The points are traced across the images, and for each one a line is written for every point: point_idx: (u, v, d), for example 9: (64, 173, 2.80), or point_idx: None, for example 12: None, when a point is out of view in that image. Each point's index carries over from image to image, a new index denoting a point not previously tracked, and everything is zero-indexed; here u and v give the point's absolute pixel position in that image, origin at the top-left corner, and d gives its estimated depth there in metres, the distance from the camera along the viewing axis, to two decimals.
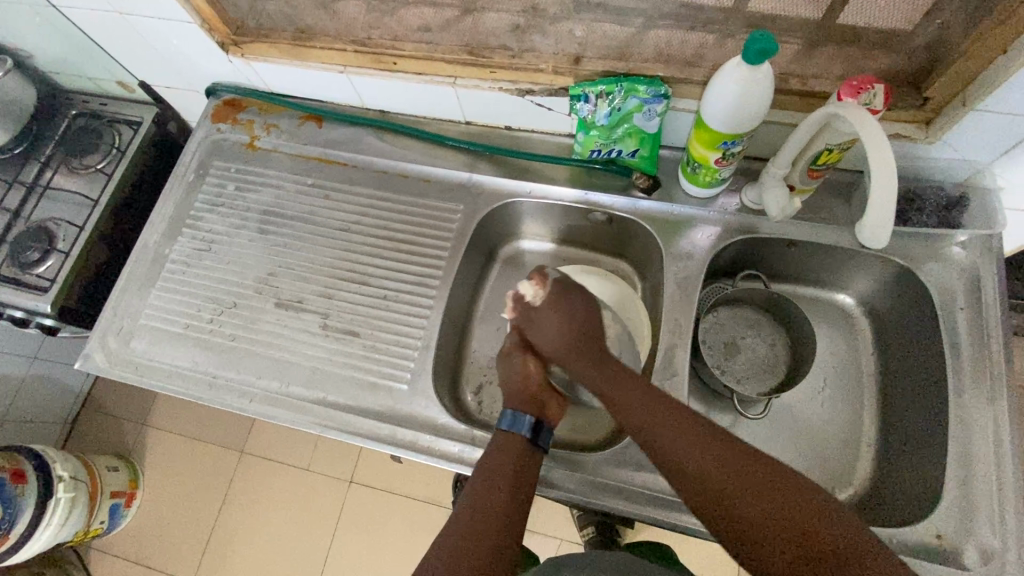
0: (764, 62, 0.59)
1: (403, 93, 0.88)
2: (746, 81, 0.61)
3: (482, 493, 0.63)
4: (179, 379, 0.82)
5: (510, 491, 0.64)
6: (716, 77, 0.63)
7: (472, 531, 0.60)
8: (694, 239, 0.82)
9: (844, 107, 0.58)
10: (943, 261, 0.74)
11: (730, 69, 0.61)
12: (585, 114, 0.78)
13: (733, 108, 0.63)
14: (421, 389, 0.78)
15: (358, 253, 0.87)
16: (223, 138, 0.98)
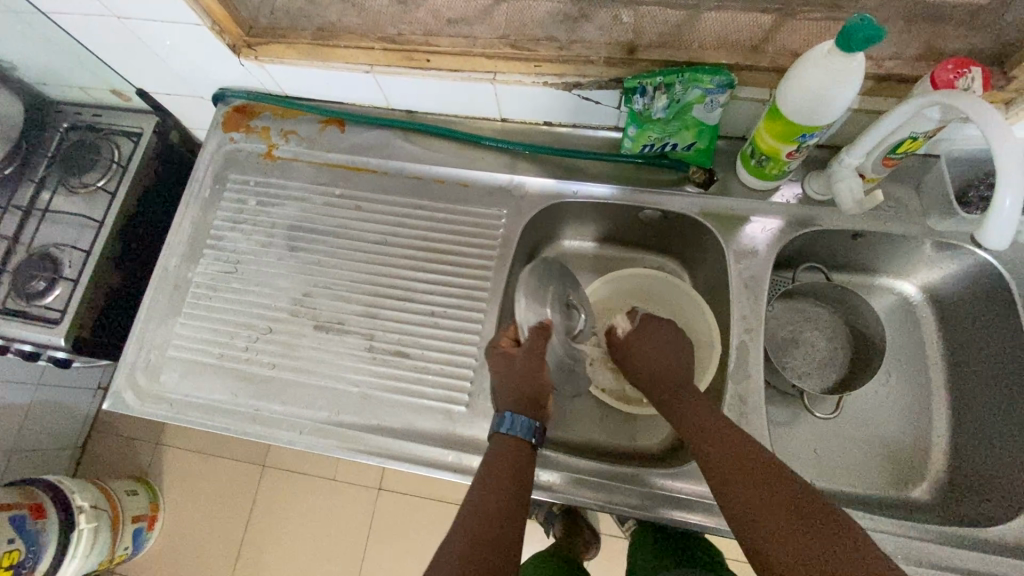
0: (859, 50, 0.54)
1: (435, 92, 0.82)
2: (835, 71, 0.56)
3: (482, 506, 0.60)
4: (219, 414, 0.77)
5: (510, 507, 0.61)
6: (801, 66, 0.58)
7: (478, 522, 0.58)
8: (756, 235, 0.78)
9: (935, 95, 0.54)
10: (1019, 248, 0.72)
11: (818, 57, 0.56)
12: (640, 107, 0.73)
13: (818, 99, 0.59)
14: (482, 410, 0.74)
15: (398, 267, 0.81)
16: (237, 148, 0.91)
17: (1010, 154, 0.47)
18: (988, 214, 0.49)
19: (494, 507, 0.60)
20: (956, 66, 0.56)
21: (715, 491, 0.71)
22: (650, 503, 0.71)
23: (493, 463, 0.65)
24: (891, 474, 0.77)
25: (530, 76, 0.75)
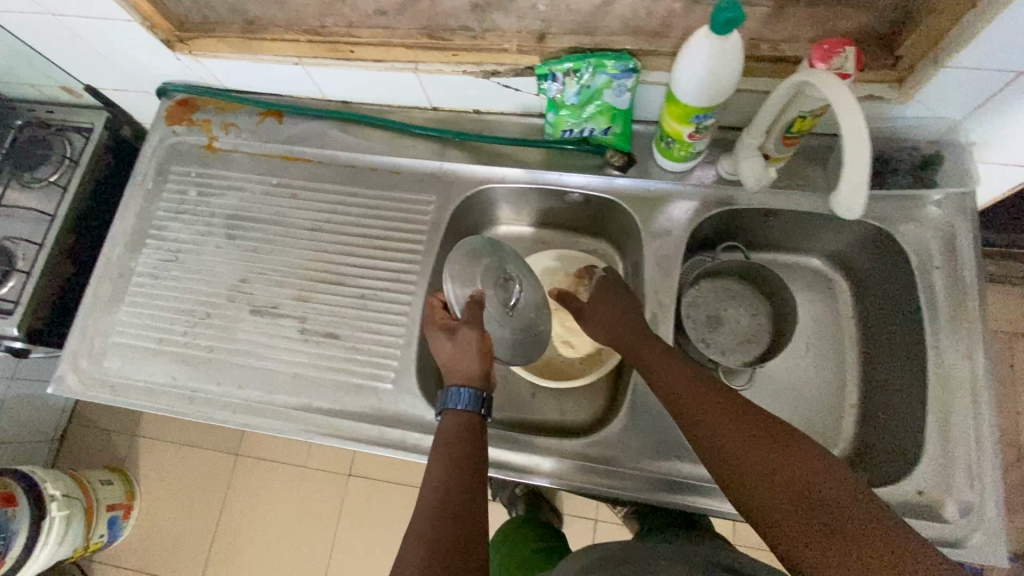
0: (728, 34, 0.57)
1: (364, 82, 0.84)
2: (712, 55, 0.60)
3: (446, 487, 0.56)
4: (160, 396, 0.80)
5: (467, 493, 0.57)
6: (683, 52, 0.62)
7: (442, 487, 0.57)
8: (672, 215, 0.81)
9: (811, 72, 0.56)
10: (919, 222, 0.75)
11: (695, 44, 0.60)
12: (554, 93, 0.75)
13: (703, 83, 0.62)
14: (408, 388, 0.77)
15: (330, 252, 0.84)
16: (180, 141, 0.93)
17: (852, 122, 0.51)
18: (845, 178, 0.54)
19: (455, 491, 0.56)
20: (831, 46, 0.59)
21: (627, 461, 0.74)
22: (565, 472, 0.74)
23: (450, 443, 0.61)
24: None
25: (449, 65, 0.77)
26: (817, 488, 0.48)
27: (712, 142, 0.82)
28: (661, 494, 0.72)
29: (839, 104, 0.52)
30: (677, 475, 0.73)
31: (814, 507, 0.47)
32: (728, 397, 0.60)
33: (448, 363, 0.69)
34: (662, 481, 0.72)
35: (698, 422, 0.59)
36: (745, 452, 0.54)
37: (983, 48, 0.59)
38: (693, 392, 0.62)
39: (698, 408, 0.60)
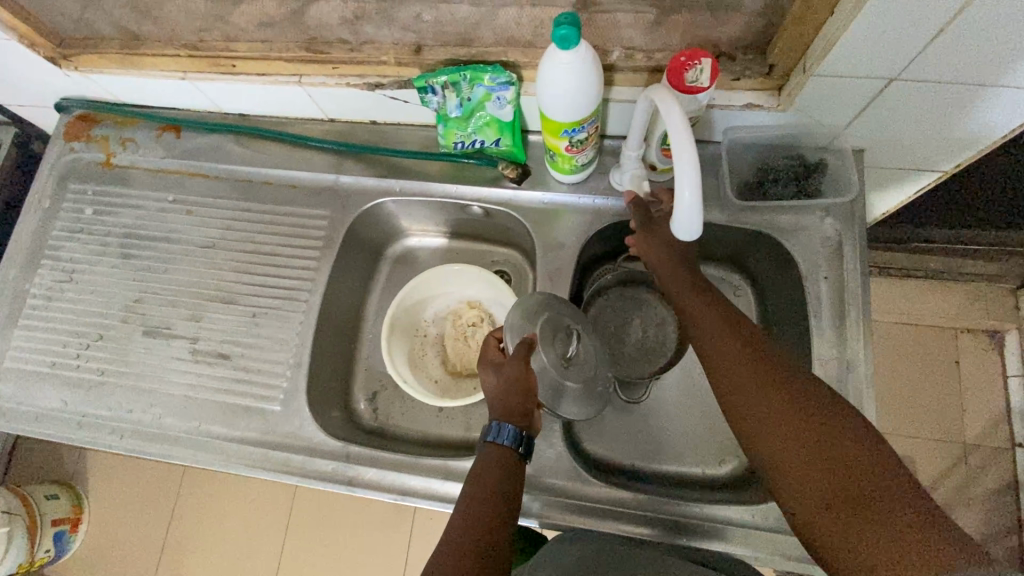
0: (574, 45, 0.54)
1: (255, 95, 0.83)
2: (565, 69, 0.57)
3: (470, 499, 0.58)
4: (50, 422, 0.79)
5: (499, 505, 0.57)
6: (539, 67, 0.58)
7: (465, 525, 0.56)
8: (565, 227, 0.80)
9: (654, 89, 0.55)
10: (807, 229, 0.73)
11: (548, 58, 0.57)
12: (436, 106, 0.74)
13: (565, 97, 0.59)
14: (297, 409, 0.76)
15: (224, 271, 0.84)
16: (78, 158, 0.92)
17: (681, 147, 0.50)
18: (676, 205, 0.52)
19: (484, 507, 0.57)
20: (688, 57, 0.57)
21: None
22: None
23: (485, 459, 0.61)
24: (703, 454, 0.80)
25: (332, 78, 0.76)
26: (837, 464, 0.52)
27: (606, 151, 0.80)
28: (546, 514, 0.71)
29: (676, 137, 0.50)
30: (565, 496, 0.71)
31: (842, 472, 0.51)
32: (755, 369, 0.59)
33: (491, 395, 0.66)
34: (548, 500, 0.71)
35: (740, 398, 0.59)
36: (779, 434, 0.56)
37: (843, 58, 0.58)
38: (729, 362, 0.61)
39: (732, 381, 0.60)
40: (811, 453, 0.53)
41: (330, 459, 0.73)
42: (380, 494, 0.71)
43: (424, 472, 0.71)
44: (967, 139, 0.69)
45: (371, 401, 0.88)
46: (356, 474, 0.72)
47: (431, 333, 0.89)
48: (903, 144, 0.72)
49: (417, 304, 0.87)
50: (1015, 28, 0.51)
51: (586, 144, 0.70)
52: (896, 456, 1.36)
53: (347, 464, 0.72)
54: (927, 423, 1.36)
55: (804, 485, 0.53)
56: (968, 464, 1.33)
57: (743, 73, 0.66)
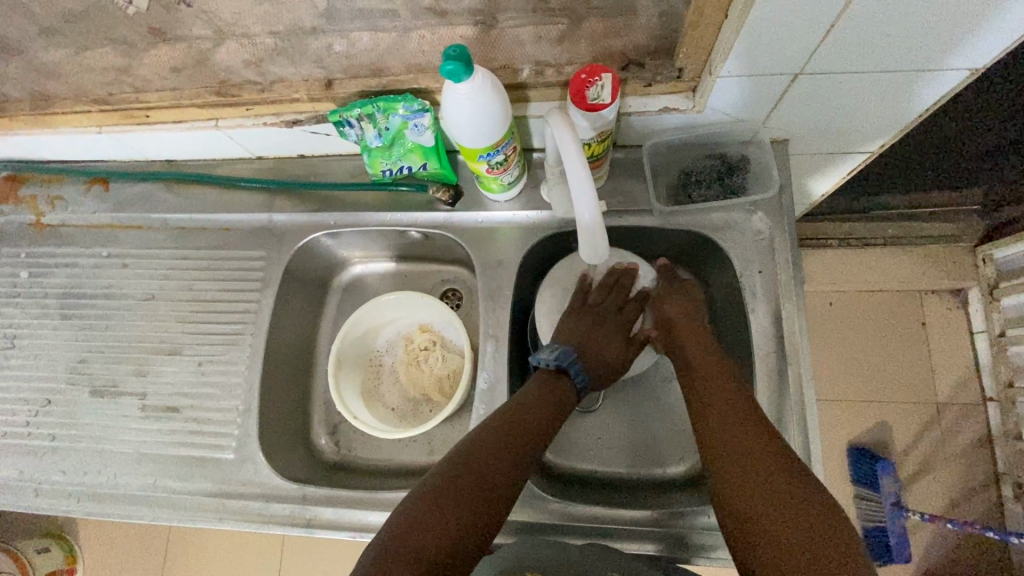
0: (468, 77, 0.54)
1: (177, 141, 0.81)
2: (467, 99, 0.56)
3: (470, 455, 0.60)
4: (5, 493, 0.79)
5: (504, 472, 0.60)
6: (443, 99, 0.58)
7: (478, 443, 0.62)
8: (501, 244, 0.79)
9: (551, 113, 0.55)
10: (737, 226, 0.74)
11: (448, 90, 0.56)
12: (355, 138, 0.73)
13: (472, 125, 0.59)
14: (250, 456, 0.76)
15: (166, 322, 0.83)
16: (9, 221, 0.90)
17: (574, 180, 0.52)
18: (581, 229, 0.56)
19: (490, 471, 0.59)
20: (588, 74, 0.57)
21: None
22: None
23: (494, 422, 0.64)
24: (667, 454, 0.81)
25: (248, 118, 0.75)
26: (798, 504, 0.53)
27: (536, 164, 0.80)
28: (508, 536, 0.71)
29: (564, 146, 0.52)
30: (524, 515, 0.72)
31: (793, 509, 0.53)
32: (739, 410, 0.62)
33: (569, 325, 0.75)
34: (508, 521, 0.72)
35: (718, 429, 0.62)
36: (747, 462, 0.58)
37: (743, 58, 0.58)
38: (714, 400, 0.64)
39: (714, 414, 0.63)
40: (764, 475, 0.56)
41: (287, 503, 0.73)
42: (339, 532, 0.72)
43: (380, 507, 0.71)
44: (885, 120, 0.69)
45: (332, 435, 0.86)
46: (313, 515, 0.72)
47: (384, 361, 0.89)
48: (824, 130, 0.72)
49: (366, 334, 0.87)
50: (903, 15, 0.50)
51: (507, 165, 0.69)
52: (871, 423, 1.36)
53: (304, 506, 0.73)
54: (898, 387, 1.36)
55: (750, 500, 0.55)
56: (941, 423, 1.33)
57: (654, 79, 0.65)
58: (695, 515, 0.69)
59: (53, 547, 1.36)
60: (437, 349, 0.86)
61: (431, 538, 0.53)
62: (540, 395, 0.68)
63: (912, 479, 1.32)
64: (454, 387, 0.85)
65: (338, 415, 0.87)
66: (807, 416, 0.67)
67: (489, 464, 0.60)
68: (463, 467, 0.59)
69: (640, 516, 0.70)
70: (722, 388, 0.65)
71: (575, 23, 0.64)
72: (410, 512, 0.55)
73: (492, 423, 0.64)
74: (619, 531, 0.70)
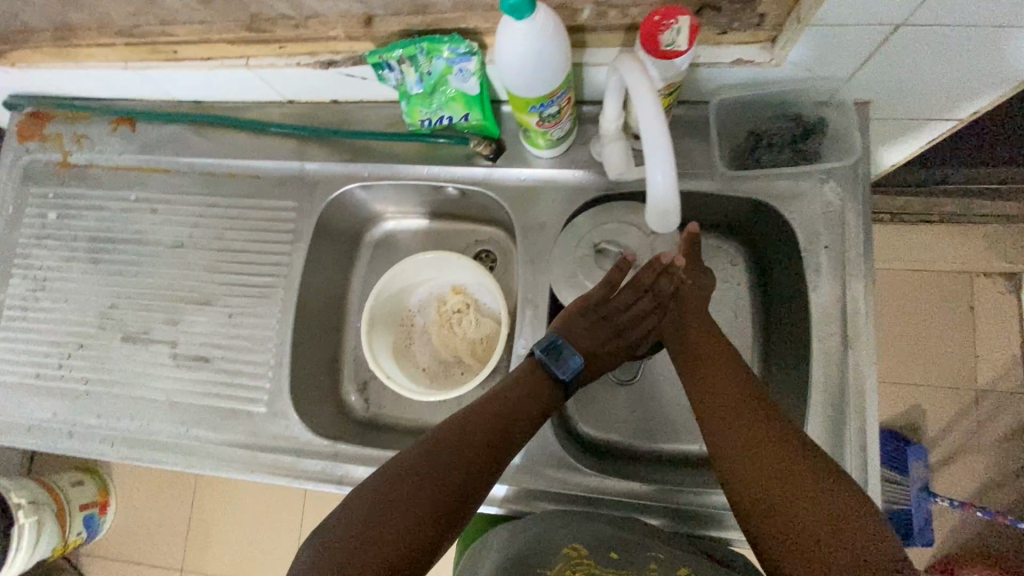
0: (526, 17, 0.49)
1: (205, 81, 0.77)
2: (524, 45, 0.51)
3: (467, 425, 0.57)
4: (41, 433, 0.80)
5: (489, 451, 0.57)
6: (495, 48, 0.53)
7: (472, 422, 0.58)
8: (544, 205, 0.75)
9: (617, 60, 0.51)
10: (805, 195, 0.67)
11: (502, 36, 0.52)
12: (395, 82, 0.68)
13: (528, 75, 0.54)
14: (282, 410, 0.75)
15: (196, 271, 0.81)
16: (35, 159, 0.88)
17: (653, 133, 0.46)
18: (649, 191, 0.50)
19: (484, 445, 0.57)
20: (662, 16, 0.51)
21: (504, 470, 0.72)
22: None
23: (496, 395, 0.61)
24: (700, 432, 0.78)
25: (281, 58, 0.70)
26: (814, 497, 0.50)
27: (585, 119, 0.74)
28: (540, 505, 0.70)
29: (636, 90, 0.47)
30: (556, 485, 0.70)
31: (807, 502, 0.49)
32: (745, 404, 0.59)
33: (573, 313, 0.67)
34: (541, 490, 0.70)
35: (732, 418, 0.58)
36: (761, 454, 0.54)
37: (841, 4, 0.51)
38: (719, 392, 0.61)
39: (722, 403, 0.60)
40: (783, 464, 0.52)
41: (317, 458, 0.73)
42: None
43: None
44: (986, 84, 0.61)
45: (361, 393, 0.85)
46: (344, 473, 0.72)
47: (415, 322, 0.86)
48: (913, 92, 0.64)
49: (398, 294, 0.85)
50: None
51: (559, 118, 0.64)
52: (906, 407, 1.31)
53: (335, 463, 0.72)
54: (938, 372, 1.31)
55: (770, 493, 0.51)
56: (979, 411, 1.29)
57: (730, 25, 0.58)
58: (705, 496, 0.68)
59: (87, 481, 1.40)
60: (471, 313, 0.83)
61: (420, 502, 0.50)
62: (529, 385, 0.63)
63: (942, 465, 1.28)
64: (487, 352, 0.83)
65: (367, 373, 0.86)
66: (866, 404, 0.63)
67: (476, 439, 0.57)
68: (452, 438, 0.56)
69: (648, 491, 0.69)
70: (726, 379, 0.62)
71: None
72: (399, 475, 0.52)
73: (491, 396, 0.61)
74: (617, 502, 0.69)
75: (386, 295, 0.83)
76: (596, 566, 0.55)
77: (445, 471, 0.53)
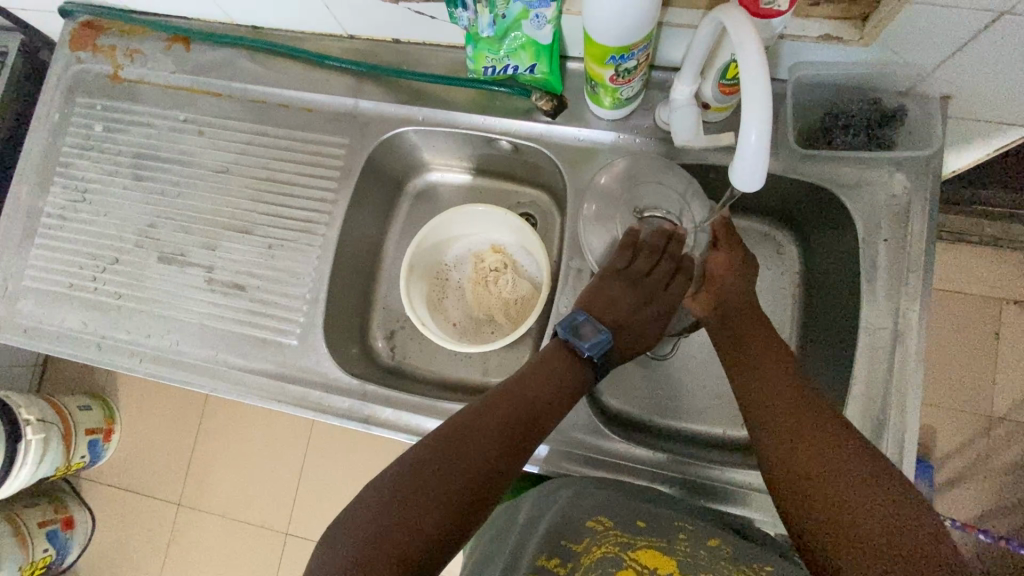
0: None
1: (267, 4, 0.75)
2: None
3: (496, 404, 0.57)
4: (69, 342, 0.80)
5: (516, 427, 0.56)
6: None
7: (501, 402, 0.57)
8: (598, 169, 0.74)
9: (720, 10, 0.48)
10: (872, 185, 0.66)
11: None
12: (466, 23, 0.66)
13: (616, 27, 0.54)
14: (313, 346, 0.75)
15: (239, 199, 0.80)
16: (85, 69, 0.86)
17: (750, 87, 0.43)
18: (739, 150, 0.46)
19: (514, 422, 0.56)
20: None
21: None
22: None
23: (525, 374, 0.61)
24: (726, 414, 0.78)
25: None
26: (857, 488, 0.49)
27: (652, 86, 0.72)
28: (563, 466, 0.70)
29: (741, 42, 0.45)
30: (581, 448, 0.70)
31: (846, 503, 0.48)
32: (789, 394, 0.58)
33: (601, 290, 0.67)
34: (565, 452, 0.70)
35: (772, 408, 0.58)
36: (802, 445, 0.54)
37: None
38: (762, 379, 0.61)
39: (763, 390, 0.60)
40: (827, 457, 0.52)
41: (344, 397, 0.73)
42: (395, 434, 0.71)
43: (439, 416, 0.70)
44: None
45: (389, 340, 0.85)
46: (371, 413, 0.72)
47: (450, 276, 0.86)
48: (999, 90, 0.62)
49: (437, 245, 0.84)
50: None
51: (633, 75, 0.62)
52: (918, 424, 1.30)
53: (362, 403, 0.72)
54: (954, 393, 1.30)
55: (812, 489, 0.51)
56: (991, 437, 1.28)
57: None
58: (721, 471, 0.68)
59: (94, 407, 1.40)
60: (510, 272, 0.83)
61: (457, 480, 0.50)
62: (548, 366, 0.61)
63: (946, 485, 1.28)
64: (520, 313, 0.82)
65: (396, 322, 0.85)
66: (908, 402, 0.62)
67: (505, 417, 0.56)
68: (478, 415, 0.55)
69: (665, 460, 0.69)
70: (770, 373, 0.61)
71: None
72: (434, 440, 0.53)
73: (520, 375, 0.61)
74: (633, 467, 0.69)
75: (426, 246, 0.82)
76: (623, 536, 0.54)
77: (473, 446, 0.52)
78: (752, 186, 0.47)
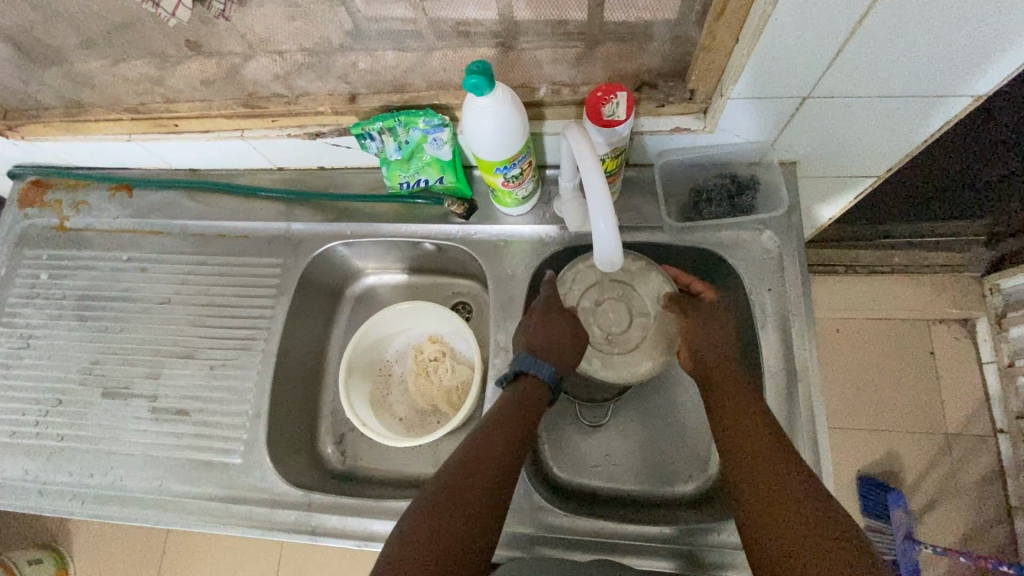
0: (485, 99, 0.58)
1: (201, 151, 0.84)
2: (487, 125, 0.60)
3: (463, 470, 0.60)
4: (12, 492, 0.79)
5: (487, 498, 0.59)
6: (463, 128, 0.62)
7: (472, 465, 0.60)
8: (513, 258, 0.81)
9: (568, 129, 0.59)
10: (747, 243, 0.76)
11: (466, 120, 0.61)
12: (376, 150, 0.76)
13: (495, 147, 0.63)
14: (257, 461, 0.76)
15: (181, 326, 0.84)
16: (32, 224, 0.92)
17: (590, 185, 0.55)
18: (596, 237, 0.58)
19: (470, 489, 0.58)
20: (604, 92, 0.61)
21: None
22: None
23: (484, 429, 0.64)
24: (672, 472, 0.80)
25: (274, 130, 0.78)
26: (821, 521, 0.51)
27: (548, 182, 0.82)
28: (516, 552, 0.70)
29: (584, 162, 0.55)
30: (529, 530, 0.71)
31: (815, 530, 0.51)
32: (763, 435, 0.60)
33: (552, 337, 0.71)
34: (515, 539, 0.71)
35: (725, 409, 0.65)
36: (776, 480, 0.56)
37: (753, 81, 0.60)
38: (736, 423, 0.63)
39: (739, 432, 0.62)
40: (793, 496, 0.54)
41: (291, 509, 0.73)
42: (343, 541, 0.71)
43: (386, 516, 0.71)
44: (890, 145, 0.71)
45: (338, 445, 0.86)
46: (318, 523, 0.72)
47: (393, 371, 0.90)
48: (833, 154, 0.74)
49: (376, 344, 0.88)
50: (909, 38, 0.53)
51: (522, 178, 0.71)
52: (880, 453, 1.28)
53: (309, 513, 0.72)
54: (908, 417, 1.29)
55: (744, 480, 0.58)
56: (952, 456, 1.26)
57: (666, 99, 0.68)
58: (668, 530, 0.69)
59: (46, 560, 1.30)
60: (448, 361, 0.87)
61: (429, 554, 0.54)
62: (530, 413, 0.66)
63: (925, 510, 1.24)
64: (462, 399, 0.85)
65: (345, 424, 0.87)
66: (817, 433, 0.67)
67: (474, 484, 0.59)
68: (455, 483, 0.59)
69: (645, 533, 0.69)
70: (746, 415, 0.63)
71: (591, 47, 0.66)
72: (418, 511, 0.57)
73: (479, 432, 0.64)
74: (625, 545, 0.69)
75: (361, 347, 0.86)
76: None
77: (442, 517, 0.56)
78: (615, 262, 0.61)
